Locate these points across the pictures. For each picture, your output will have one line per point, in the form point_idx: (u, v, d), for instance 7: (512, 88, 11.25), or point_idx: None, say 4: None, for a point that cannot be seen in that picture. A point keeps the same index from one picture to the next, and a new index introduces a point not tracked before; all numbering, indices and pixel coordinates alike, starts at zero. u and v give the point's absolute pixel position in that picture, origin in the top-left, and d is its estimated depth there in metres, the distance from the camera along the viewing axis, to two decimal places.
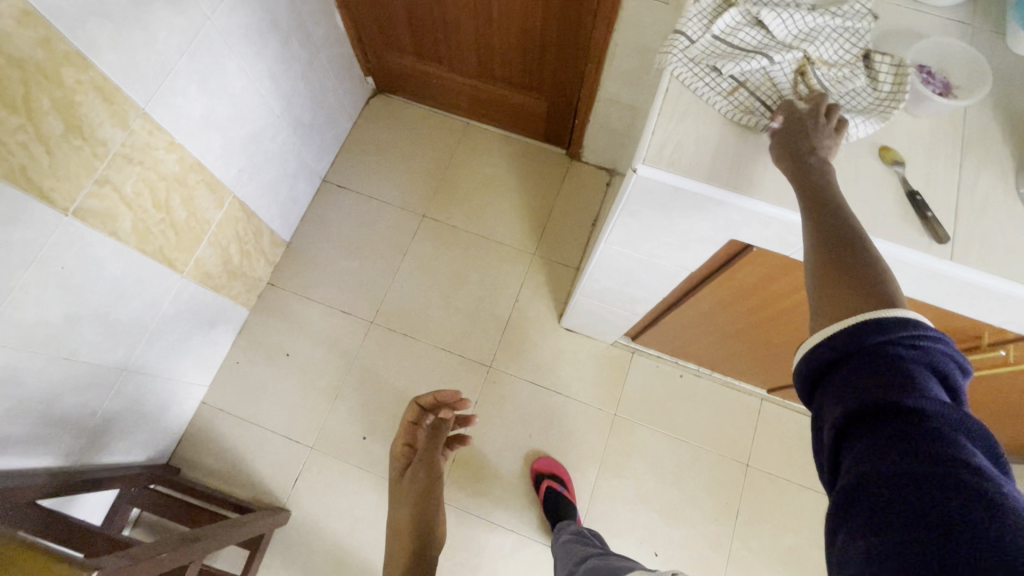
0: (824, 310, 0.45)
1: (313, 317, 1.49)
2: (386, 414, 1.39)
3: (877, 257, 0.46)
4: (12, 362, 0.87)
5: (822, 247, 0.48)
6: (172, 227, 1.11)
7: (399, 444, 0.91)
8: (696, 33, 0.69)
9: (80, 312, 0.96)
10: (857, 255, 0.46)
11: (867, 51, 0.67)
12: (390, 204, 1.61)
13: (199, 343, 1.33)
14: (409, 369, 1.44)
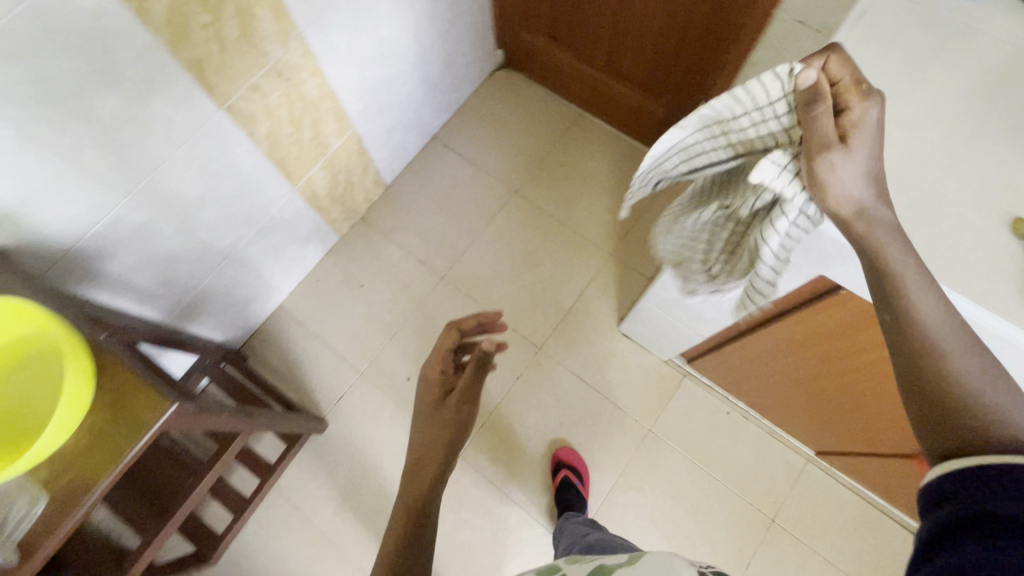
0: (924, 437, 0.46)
1: (392, 259, 1.59)
2: None
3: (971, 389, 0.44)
4: (149, 222, 1.01)
5: (908, 374, 0.47)
6: (297, 143, 1.22)
7: (436, 371, 0.84)
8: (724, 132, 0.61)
9: (209, 195, 1.10)
10: (947, 390, 0.44)
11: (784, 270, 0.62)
12: (487, 173, 1.67)
13: (292, 252, 1.46)
14: None
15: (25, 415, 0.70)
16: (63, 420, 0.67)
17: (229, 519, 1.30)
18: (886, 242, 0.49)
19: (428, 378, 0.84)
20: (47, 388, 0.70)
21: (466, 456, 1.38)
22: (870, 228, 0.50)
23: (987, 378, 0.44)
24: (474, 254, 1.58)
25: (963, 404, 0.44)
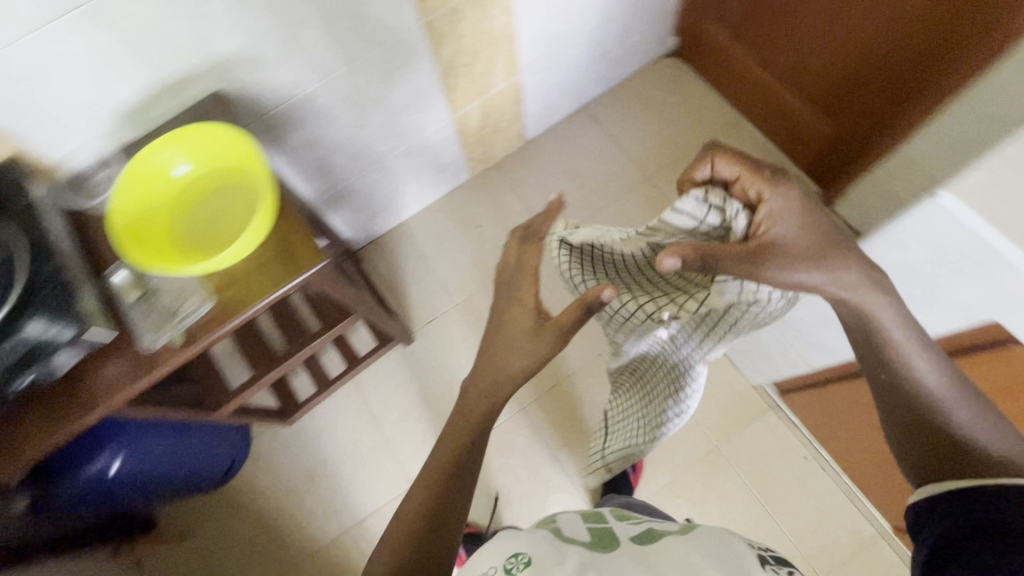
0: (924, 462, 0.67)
1: (512, 210, 1.64)
2: None
3: (940, 420, 0.67)
4: (331, 108, 1.12)
5: (899, 416, 0.69)
6: (468, 75, 1.29)
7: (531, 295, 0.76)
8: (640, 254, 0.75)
9: (383, 99, 1.19)
10: (925, 427, 0.67)
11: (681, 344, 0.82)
12: (625, 154, 1.67)
13: (428, 176, 1.55)
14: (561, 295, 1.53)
15: (213, 229, 0.79)
16: (242, 244, 0.75)
17: (313, 392, 1.44)
18: (879, 311, 0.68)
19: (524, 301, 0.76)
20: (237, 212, 0.79)
21: (530, 411, 1.43)
22: (867, 298, 0.67)
23: (975, 415, 0.66)
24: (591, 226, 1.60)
25: (953, 439, 0.66)
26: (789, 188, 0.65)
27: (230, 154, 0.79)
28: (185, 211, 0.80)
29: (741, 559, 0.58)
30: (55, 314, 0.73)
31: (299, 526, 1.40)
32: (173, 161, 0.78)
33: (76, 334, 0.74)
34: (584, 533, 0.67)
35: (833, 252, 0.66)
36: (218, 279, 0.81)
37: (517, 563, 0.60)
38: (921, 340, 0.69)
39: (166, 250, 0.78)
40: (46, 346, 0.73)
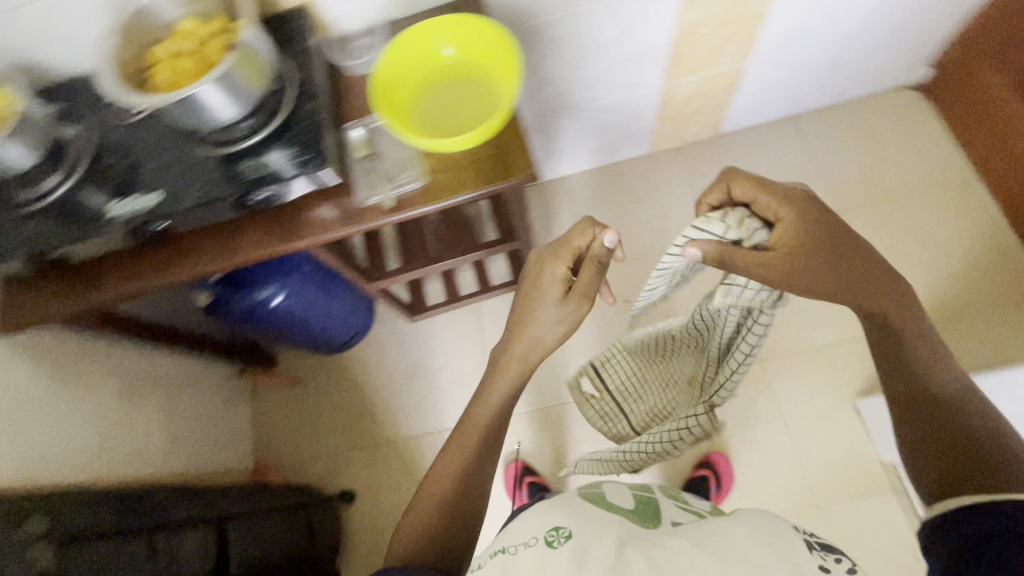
0: (930, 468, 0.67)
1: (679, 199, 1.60)
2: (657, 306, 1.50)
3: (964, 436, 0.66)
4: (562, 42, 1.14)
5: (921, 433, 0.68)
6: (700, 48, 1.24)
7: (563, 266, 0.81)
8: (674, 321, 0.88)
9: (610, 48, 1.18)
10: (952, 445, 0.66)
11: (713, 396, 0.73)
12: (821, 180, 1.55)
13: (611, 138, 1.53)
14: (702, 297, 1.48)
15: (444, 117, 0.83)
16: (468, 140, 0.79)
17: (442, 301, 1.53)
18: (912, 337, 0.70)
19: (551, 273, 0.81)
20: (474, 113, 0.83)
21: None
22: (904, 320, 0.70)
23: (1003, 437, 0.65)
24: None
25: (977, 453, 0.64)
26: (794, 207, 0.65)
27: (491, 60, 0.83)
28: (429, 91, 0.84)
29: (789, 545, 0.58)
30: (303, 146, 0.82)
31: (390, 413, 1.52)
32: (443, 47, 0.83)
33: (312, 168, 0.81)
34: (626, 503, 0.74)
35: (887, 284, 0.69)
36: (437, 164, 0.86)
37: (558, 536, 0.63)
38: (928, 335, 0.70)
39: (402, 116, 0.83)
40: (287, 170, 0.82)
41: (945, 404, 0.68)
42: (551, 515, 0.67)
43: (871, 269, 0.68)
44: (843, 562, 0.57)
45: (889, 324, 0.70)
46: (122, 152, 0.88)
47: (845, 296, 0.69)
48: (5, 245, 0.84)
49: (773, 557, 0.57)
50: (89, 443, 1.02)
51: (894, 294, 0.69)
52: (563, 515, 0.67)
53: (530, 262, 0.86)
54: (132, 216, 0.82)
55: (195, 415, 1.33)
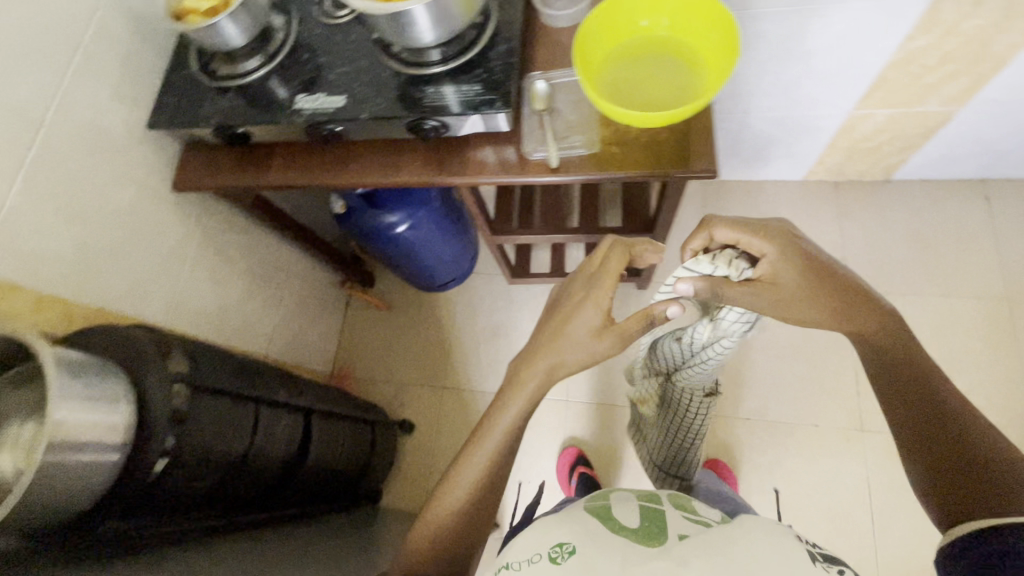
0: (942, 501, 0.58)
1: (819, 237, 1.48)
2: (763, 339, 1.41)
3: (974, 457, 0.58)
4: (763, 40, 1.06)
5: (923, 458, 0.61)
6: (911, 81, 1.11)
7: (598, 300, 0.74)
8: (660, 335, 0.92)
9: (812, 58, 1.08)
10: (960, 467, 0.58)
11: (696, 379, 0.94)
12: (989, 260, 1.39)
13: (769, 155, 1.43)
14: (814, 345, 1.39)
15: (635, 85, 0.79)
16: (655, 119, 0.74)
17: (546, 271, 1.53)
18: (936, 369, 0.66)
19: (594, 299, 0.74)
20: (667, 92, 0.78)
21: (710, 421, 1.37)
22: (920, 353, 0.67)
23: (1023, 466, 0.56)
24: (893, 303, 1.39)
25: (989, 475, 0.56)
26: (771, 240, 0.71)
27: (706, 47, 0.78)
28: (637, 56, 0.80)
29: (794, 550, 0.60)
30: (490, 87, 0.82)
31: (465, 362, 1.55)
32: (660, 16, 0.79)
33: (493, 111, 0.80)
34: (632, 520, 0.68)
35: (854, 299, 0.69)
36: (612, 135, 0.83)
37: (562, 553, 0.62)
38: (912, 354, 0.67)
39: (593, 73, 0.80)
40: (468, 107, 0.81)
41: (953, 417, 0.61)
42: (560, 530, 0.66)
43: (847, 296, 0.69)
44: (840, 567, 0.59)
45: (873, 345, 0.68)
46: (317, 50, 0.91)
47: (813, 315, 0.70)
48: (201, 112, 0.91)
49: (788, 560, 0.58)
50: (215, 307, 1.12)
51: (866, 312, 0.69)
52: (569, 528, 0.66)
53: (568, 286, 0.79)
54: (314, 114, 0.86)
55: (299, 310, 1.42)
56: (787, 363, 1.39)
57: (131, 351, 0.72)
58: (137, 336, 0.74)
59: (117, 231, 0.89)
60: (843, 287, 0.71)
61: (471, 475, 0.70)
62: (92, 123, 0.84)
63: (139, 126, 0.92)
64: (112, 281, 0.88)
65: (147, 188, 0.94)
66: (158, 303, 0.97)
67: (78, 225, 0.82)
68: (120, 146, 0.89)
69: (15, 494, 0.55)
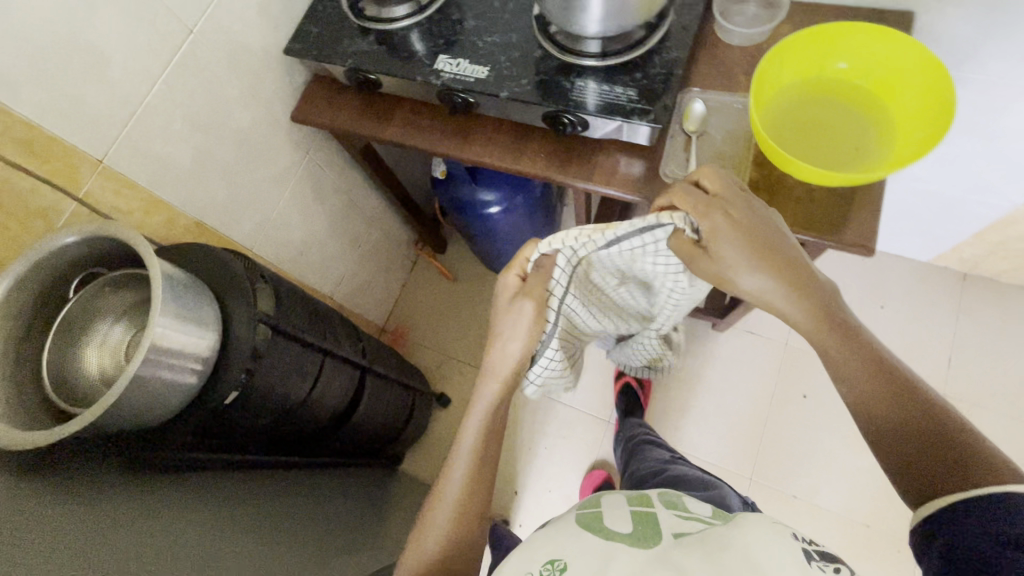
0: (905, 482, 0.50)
1: (929, 328, 1.35)
2: (832, 417, 1.31)
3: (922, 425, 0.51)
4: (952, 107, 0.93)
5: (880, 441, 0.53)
6: None
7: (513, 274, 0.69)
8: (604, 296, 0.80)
9: (999, 139, 0.96)
10: (915, 440, 0.50)
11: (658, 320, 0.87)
12: None
13: (905, 227, 1.30)
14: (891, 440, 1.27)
15: (812, 128, 0.71)
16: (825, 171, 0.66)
17: None
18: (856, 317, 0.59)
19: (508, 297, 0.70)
20: (846, 146, 0.69)
21: (752, 486, 1.28)
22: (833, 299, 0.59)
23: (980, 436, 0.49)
24: (996, 422, 1.25)
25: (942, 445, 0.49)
26: (715, 210, 0.59)
27: (905, 110, 0.69)
28: (821, 97, 0.72)
29: (789, 551, 0.52)
30: (645, 96, 0.75)
31: None
32: (865, 63, 0.70)
33: (642, 122, 0.73)
34: (623, 524, 0.63)
35: (778, 247, 0.59)
36: (763, 178, 0.75)
37: (554, 570, 0.58)
38: (811, 279, 0.59)
39: (769, 103, 0.72)
40: (616, 111, 0.75)
41: (893, 377, 0.55)
42: (554, 547, 0.62)
43: (779, 259, 0.59)
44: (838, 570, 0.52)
45: (769, 278, 0.59)
46: (469, 11, 0.86)
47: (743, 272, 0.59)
48: (339, 49, 0.88)
49: (785, 561, 0.51)
50: (296, 242, 1.11)
51: (782, 249, 0.59)
52: (559, 544, 0.61)
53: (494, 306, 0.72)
54: (452, 80, 0.81)
55: (370, 261, 1.40)
56: (853, 451, 1.28)
57: (223, 276, 0.73)
58: (232, 262, 0.75)
59: (232, 149, 0.88)
60: (771, 229, 0.60)
61: (454, 489, 0.70)
62: (235, 37, 0.83)
63: (275, 49, 0.90)
64: (216, 196, 0.88)
65: (266, 112, 0.92)
66: (249, 227, 0.97)
67: (199, 135, 0.82)
68: (254, 66, 0.87)
69: (111, 396, 0.56)
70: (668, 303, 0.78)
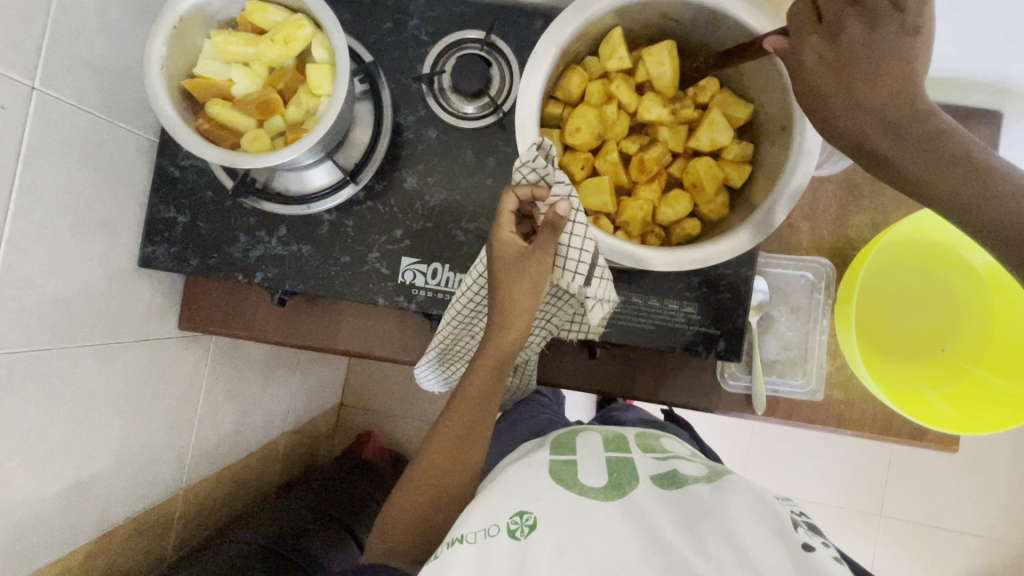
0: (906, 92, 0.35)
1: None
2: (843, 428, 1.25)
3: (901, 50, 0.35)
4: None
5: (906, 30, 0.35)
6: None
7: (509, 232, 0.44)
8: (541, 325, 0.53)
9: None
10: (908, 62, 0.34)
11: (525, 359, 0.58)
12: None
13: None
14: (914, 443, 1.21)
15: (893, 320, 0.60)
16: (877, 344, 0.60)
17: None
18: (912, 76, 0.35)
19: (525, 280, 0.43)
20: (925, 343, 0.59)
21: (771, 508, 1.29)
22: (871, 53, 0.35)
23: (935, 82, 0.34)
24: None
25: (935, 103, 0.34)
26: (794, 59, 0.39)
27: (1003, 297, 0.56)
28: (937, 267, 0.59)
29: (771, 523, 0.38)
30: (709, 314, 0.56)
31: None
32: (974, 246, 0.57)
33: (710, 356, 0.56)
34: (597, 474, 0.44)
35: (881, 89, 0.35)
36: (836, 372, 0.63)
37: (522, 526, 0.39)
38: (943, 133, 0.34)
39: (890, 245, 0.58)
40: (674, 340, 0.56)
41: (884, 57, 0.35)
42: (523, 486, 0.43)
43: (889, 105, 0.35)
44: (831, 544, 0.38)
45: (884, 160, 0.35)
46: (426, 171, 0.57)
47: (852, 127, 0.36)
48: (235, 254, 0.57)
49: (765, 536, 0.37)
50: (229, 427, 0.84)
51: (890, 78, 0.35)
52: (529, 484, 0.43)
53: (497, 299, 0.44)
54: (432, 303, 0.56)
55: (315, 364, 1.14)
56: (878, 459, 1.19)
57: None
58: None
59: (110, 424, 0.59)
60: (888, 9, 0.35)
61: (437, 484, 0.49)
62: (57, 298, 0.50)
63: (128, 261, 0.57)
64: (112, 488, 0.61)
65: (145, 343, 0.61)
66: (167, 472, 0.71)
67: (52, 458, 0.52)
68: (106, 309, 0.55)
69: None
70: (572, 333, 0.54)
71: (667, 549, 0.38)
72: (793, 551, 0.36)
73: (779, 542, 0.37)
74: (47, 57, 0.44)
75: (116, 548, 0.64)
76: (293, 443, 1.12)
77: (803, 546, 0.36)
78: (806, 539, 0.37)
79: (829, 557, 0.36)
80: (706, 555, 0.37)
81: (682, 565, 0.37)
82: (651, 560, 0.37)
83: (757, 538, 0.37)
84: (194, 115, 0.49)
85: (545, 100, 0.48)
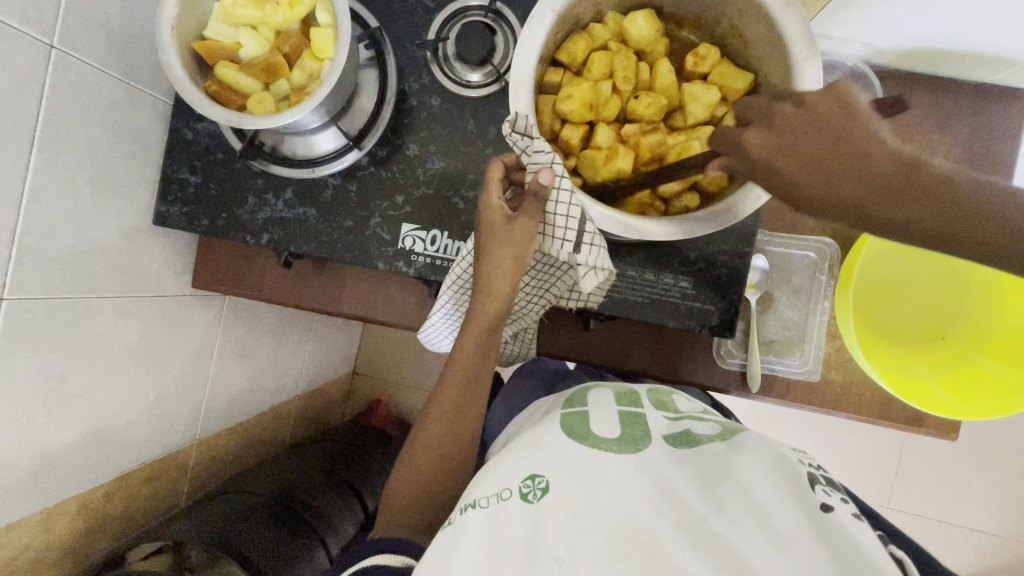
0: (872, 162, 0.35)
1: None
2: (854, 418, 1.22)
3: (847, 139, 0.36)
4: None
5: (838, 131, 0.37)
6: None
7: (498, 198, 0.45)
8: (535, 294, 0.54)
9: None
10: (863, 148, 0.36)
11: (521, 328, 0.59)
12: None
13: None
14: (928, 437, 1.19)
15: (897, 303, 0.59)
16: (880, 328, 0.59)
17: None
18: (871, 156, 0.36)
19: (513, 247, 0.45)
20: (929, 326, 0.59)
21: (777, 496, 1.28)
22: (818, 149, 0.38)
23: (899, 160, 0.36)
24: None
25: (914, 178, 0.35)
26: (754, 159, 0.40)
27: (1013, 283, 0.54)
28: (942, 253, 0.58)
29: (788, 488, 0.38)
30: (703, 288, 0.56)
31: None
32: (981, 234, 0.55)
33: (704, 331, 0.56)
34: (610, 429, 0.45)
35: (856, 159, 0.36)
36: (835, 355, 0.62)
37: (535, 489, 0.40)
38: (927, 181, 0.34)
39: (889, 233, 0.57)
40: (668, 313, 0.56)
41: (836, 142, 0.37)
42: (540, 446, 0.43)
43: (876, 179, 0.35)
44: (849, 500, 0.38)
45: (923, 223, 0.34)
46: (428, 140, 0.57)
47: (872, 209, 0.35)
48: (243, 216, 0.59)
49: (784, 498, 0.37)
50: (243, 387, 0.88)
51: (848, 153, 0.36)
52: (542, 444, 0.43)
53: (483, 264, 0.46)
54: (430, 269, 0.57)
55: (329, 332, 1.18)
56: (888, 451, 1.17)
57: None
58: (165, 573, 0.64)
59: (128, 373, 0.62)
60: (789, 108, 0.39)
61: (429, 447, 0.51)
62: (77, 251, 0.53)
63: (144, 219, 0.60)
64: (130, 435, 0.65)
65: (160, 299, 0.64)
66: (182, 424, 0.74)
67: (71, 402, 0.56)
68: (123, 264, 0.58)
69: None
70: (568, 302, 0.55)
71: (684, 505, 0.38)
72: (812, 513, 0.36)
73: (798, 504, 0.37)
74: (66, 17, 0.46)
75: (132, 488, 0.68)
76: (305, 407, 1.16)
77: (823, 508, 0.36)
78: (826, 498, 0.37)
79: (849, 518, 0.36)
80: (726, 514, 0.37)
81: (701, 523, 0.37)
82: (668, 517, 0.38)
83: (776, 503, 0.37)
84: (204, 77, 0.51)
85: (544, 68, 0.48)
